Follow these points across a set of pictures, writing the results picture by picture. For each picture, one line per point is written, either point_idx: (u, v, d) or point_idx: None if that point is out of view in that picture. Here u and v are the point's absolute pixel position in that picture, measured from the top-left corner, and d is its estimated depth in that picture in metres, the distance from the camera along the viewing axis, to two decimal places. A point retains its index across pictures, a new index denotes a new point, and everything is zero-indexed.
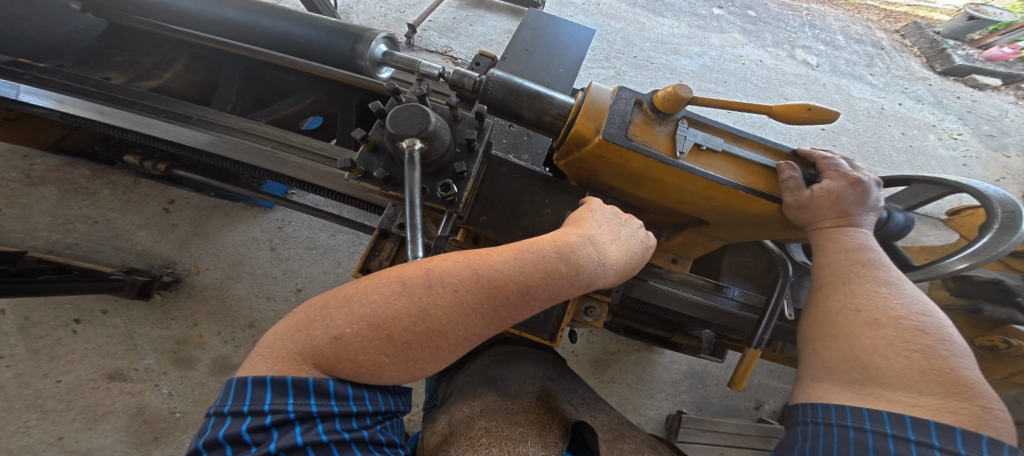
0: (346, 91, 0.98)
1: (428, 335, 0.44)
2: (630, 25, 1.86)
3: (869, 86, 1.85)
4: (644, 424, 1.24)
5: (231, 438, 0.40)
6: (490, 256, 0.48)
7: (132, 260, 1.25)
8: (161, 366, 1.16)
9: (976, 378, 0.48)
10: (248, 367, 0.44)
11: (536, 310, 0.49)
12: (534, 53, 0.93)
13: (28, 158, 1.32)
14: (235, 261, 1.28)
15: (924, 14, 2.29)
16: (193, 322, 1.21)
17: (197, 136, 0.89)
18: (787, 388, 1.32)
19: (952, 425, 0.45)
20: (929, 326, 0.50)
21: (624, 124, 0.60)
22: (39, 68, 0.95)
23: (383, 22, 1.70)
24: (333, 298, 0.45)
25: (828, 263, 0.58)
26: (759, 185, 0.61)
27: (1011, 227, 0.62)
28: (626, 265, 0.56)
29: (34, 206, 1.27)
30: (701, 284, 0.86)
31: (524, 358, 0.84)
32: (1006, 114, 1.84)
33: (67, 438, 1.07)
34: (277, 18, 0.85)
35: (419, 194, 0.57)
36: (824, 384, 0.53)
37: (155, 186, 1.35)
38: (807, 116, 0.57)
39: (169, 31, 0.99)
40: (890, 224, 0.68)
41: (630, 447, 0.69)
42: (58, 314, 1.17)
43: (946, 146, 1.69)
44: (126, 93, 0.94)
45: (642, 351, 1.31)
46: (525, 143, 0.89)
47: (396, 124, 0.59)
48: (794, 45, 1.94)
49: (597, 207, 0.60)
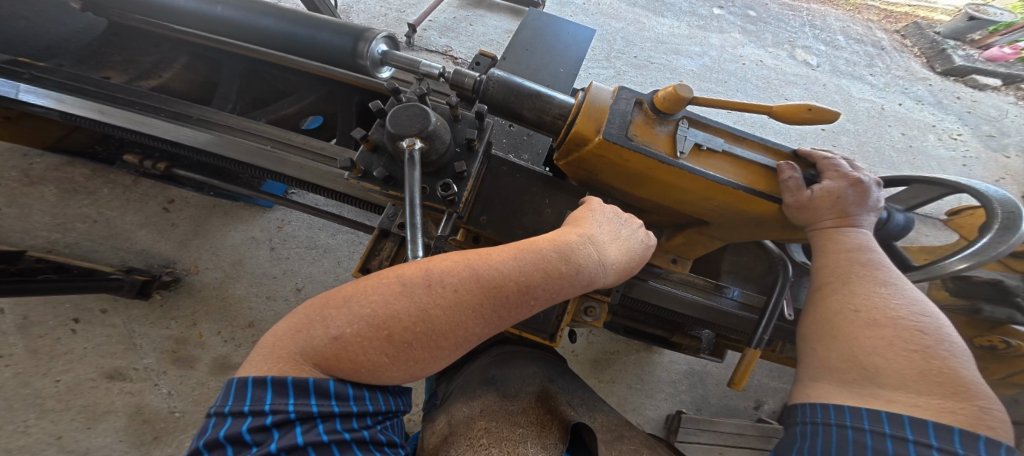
0: (346, 90, 0.98)
1: (428, 335, 0.44)
2: (630, 25, 1.86)
3: (869, 86, 1.85)
4: (643, 423, 1.24)
5: (232, 438, 0.40)
6: (490, 256, 0.48)
7: (131, 260, 1.25)
8: (161, 366, 1.16)
9: (974, 378, 0.48)
10: (248, 367, 0.44)
11: (535, 309, 0.49)
12: (534, 53, 0.93)
13: (27, 158, 1.32)
14: (235, 261, 1.28)
15: (925, 14, 2.29)
16: (193, 322, 1.21)
17: (196, 135, 0.89)
18: (786, 388, 1.33)
19: (950, 426, 0.45)
20: (929, 326, 0.50)
21: (624, 124, 0.60)
22: (39, 67, 0.95)
23: (383, 22, 1.70)
24: (333, 298, 0.45)
25: (828, 264, 0.58)
26: (759, 185, 0.61)
27: (1011, 227, 0.62)
28: (627, 265, 0.56)
29: (33, 205, 1.27)
30: (701, 284, 0.87)
31: (524, 358, 0.84)
32: (1006, 114, 1.84)
33: (66, 438, 1.07)
34: (277, 18, 0.85)
35: (419, 193, 0.57)
36: (824, 384, 0.53)
37: (155, 186, 1.35)
38: (807, 116, 0.57)
39: (169, 30, 0.99)
40: (890, 224, 0.68)
41: (629, 447, 0.69)
42: (58, 313, 1.17)
43: (946, 146, 1.69)
44: (126, 92, 0.94)
45: (642, 351, 1.31)
46: (525, 143, 0.89)
47: (396, 123, 0.59)
48: (794, 45, 1.94)
49: (597, 206, 0.60)
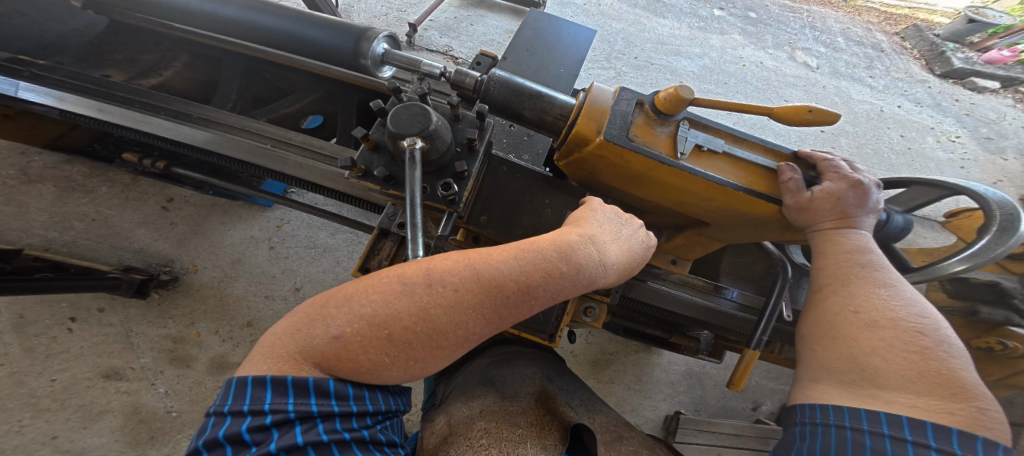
0: (346, 90, 0.98)
1: (428, 334, 0.44)
2: (631, 26, 1.86)
3: (868, 88, 1.86)
4: (642, 424, 1.24)
5: (231, 438, 0.40)
6: (491, 255, 0.48)
7: (129, 259, 1.25)
8: (158, 365, 1.15)
9: (973, 379, 0.48)
10: (247, 366, 0.44)
11: (536, 309, 0.49)
12: (535, 53, 0.93)
13: (26, 155, 1.32)
14: (233, 260, 1.28)
15: (924, 16, 2.30)
16: (191, 321, 1.20)
17: (195, 134, 0.88)
18: (784, 388, 1.33)
19: (948, 426, 0.45)
20: (928, 327, 0.51)
21: (626, 125, 0.60)
22: (39, 65, 0.95)
23: (385, 21, 1.70)
24: (333, 297, 0.45)
25: (827, 265, 0.58)
26: (759, 186, 0.61)
27: (1010, 229, 0.62)
28: (627, 264, 0.56)
29: (31, 203, 1.26)
30: (701, 285, 0.87)
31: (523, 359, 0.84)
32: (1004, 117, 1.85)
33: (61, 438, 1.06)
34: (278, 16, 0.85)
35: (419, 193, 0.57)
36: (823, 384, 0.53)
37: (154, 184, 1.34)
38: (808, 118, 0.57)
39: (169, 29, 0.98)
40: (889, 226, 0.68)
41: (628, 448, 0.69)
42: (54, 312, 1.17)
43: (944, 149, 1.70)
44: (126, 90, 0.94)
45: (641, 352, 1.31)
46: (525, 143, 0.89)
47: (397, 123, 0.59)
48: (794, 47, 1.95)
49: (597, 206, 0.60)
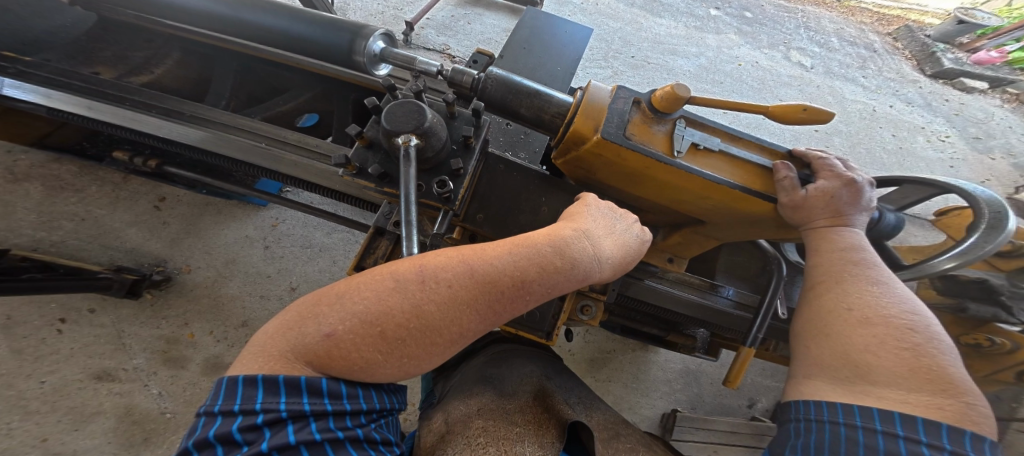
0: (343, 88, 0.98)
1: (421, 330, 0.44)
2: (629, 25, 1.87)
3: (861, 88, 1.88)
4: (639, 422, 1.25)
5: (223, 438, 0.40)
6: (486, 252, 0.48)
7: (121, 259, 1.23)
8: (151, 366, 1.14)
9: (961, 376, 0.49)
10: (238, 366, 0.43)
11: (531, 304, 0.49)
12: (532, 51, 0.93)
13: (12, 154, 1.30)
14: (229, 260, 1.27)
15: (915, 18, 2.34)
16: (184, 321, 1.19)
17: (189, 133, 0.88)
18: (779, 386, 1.34)
19: (938, 422, 0.46)
20: (919, 324, 0.51)
21: (623, 123, 0.60)
22: (24, 62, 0.94)
23: (381, 20, 1.69)
24: (325, 295, 0.45)
25: (821, 262, 0.59)
26: (754, 184, 0.61)
27: (997, 227, 0.63)
28: (621, 259, 0.56)
29: (17, 203, 1.24)
30: (696, 283, 0.88)
31: (520, 357, 0.84)
32: (992, 117, 1.88)
33: (51, 440, 1.05)
34: (271, 13, 0.84)
35: (413, 192, 0.57)
36: (817, 381, 0.54)
37: (146, 184, 1.33)
38: (803, 116, 0.57)
39: (159, 27, 0.97)
40: (880, 223, 0.69)
41: (625, 446, 0.69)
42: (43, 313, 1.15)
43: (935, 148, 1.72)
44: (112, 86, 0.92)
45: (637, 350, 1.32)
46: (522, 142, 0.90)
47: (391, 119, 0.59)
48: (789, 47, 1.97)
49: (591, 201, 0.60)
